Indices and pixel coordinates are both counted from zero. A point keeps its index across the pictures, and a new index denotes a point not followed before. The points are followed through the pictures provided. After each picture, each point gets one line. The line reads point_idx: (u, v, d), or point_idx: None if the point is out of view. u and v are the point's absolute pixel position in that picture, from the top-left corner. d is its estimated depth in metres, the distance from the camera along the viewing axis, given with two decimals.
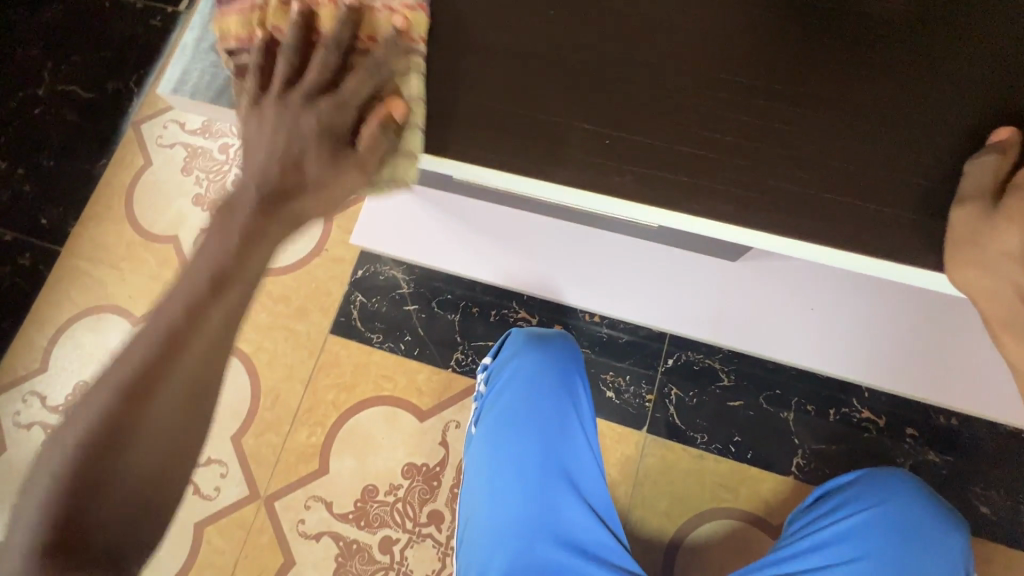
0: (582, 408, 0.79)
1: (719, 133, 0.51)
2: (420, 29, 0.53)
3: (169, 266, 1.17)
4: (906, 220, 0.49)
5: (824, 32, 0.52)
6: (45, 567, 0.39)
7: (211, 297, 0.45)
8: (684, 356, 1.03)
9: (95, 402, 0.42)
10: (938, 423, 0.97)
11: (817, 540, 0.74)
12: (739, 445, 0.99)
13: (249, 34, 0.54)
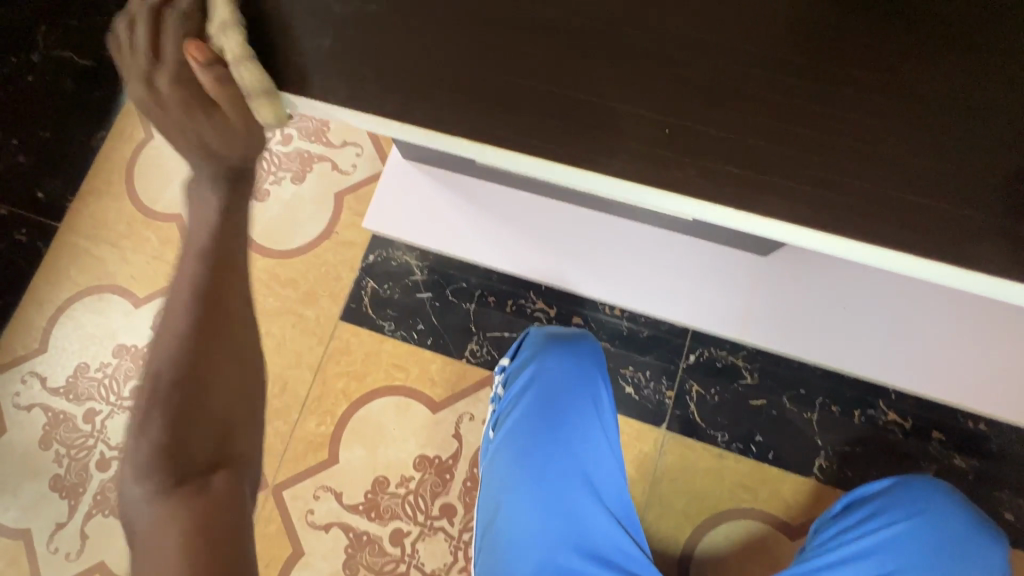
0: (605, 413, 0.76)
1: (790, 124, 0.46)
2: None
3: (171, 246, 1.12)
4: (986, 227, 0.44)
5: (911, 11, 0.46)
6: (179, 442, 0.48)
7: (215, 270, 0.52)
8: (706, 352, 1.00)
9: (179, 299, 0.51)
10: (965, 428, 0.95)
11: (845, 553, 0.70)
12: (760, 445, 0.97)
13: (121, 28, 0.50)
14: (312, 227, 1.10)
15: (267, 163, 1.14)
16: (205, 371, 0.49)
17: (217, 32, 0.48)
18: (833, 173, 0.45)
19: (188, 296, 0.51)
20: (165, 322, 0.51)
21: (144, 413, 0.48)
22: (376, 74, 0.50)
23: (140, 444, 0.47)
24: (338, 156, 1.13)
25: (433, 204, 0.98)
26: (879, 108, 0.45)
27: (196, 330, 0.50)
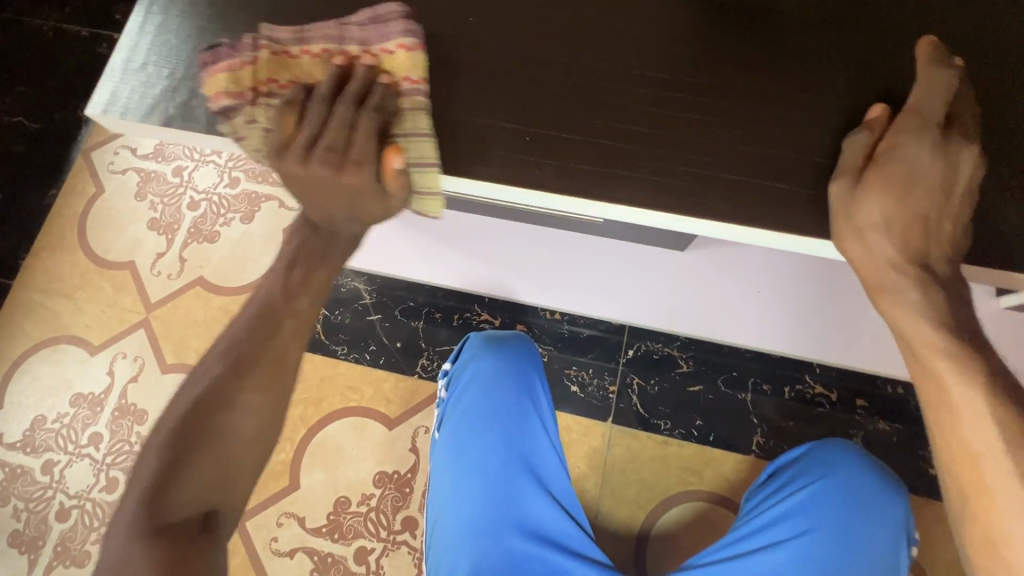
0: (541, 403, 0.81)
1: (633, 123, 0.53)
2: (415, 68, 0.54)
3: (126, 292, 1.15)
4: (807, 197, 0.51)
5: (727, 28, 0.55)
6: (173, 473, 0.48)
7: (268, 316, 0.55)
8: (643, 346, 1.06)
9: (237, 332, 0.55)
10: (886, 393, 1.02)
11: (766, 517, 0.71)
12: (702, 429, 1.02)
13: (240, 91, 0.54)
14: (262, 262, 1.15)
15: (216, 206, 1.19)
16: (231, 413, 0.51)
17: (412, 138, 0.53)
18: (681, 159, 0.52)
19: (241, 334, 0.54)
20: (223, 346, 0.54)
21: (170, 428, 0.50)
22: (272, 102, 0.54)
23: (148, 457, 0.49)
24: (284, 194, 1.19)
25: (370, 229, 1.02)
26: (713, 104, 0.53)
27: (239, 373, 0.52)
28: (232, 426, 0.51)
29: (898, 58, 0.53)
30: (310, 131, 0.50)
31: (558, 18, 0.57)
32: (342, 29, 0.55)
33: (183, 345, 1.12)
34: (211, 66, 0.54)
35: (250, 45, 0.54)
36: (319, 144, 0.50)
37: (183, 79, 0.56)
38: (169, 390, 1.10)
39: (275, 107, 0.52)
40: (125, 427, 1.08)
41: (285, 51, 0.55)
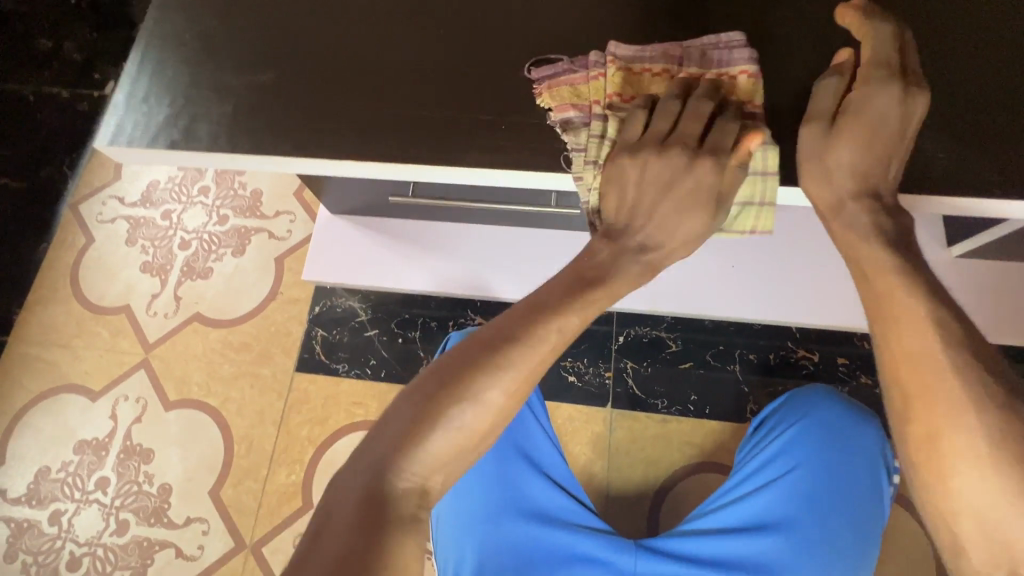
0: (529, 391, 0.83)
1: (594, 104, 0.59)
2: (756, 87, 0.57)
3: (123, 335, 1.17)
4: None
5: (665, 18, 0.62)
6: (412, 442, 0.46)
7: (541, 316, 0.52)
8: (632, 332, 1.11)
9: (513, 324, 0.52)
10: (863, 349, 1.08)
11: (749, 468, 0.76)
12: (697, 403, 1.07)
13: (589, 106, 0.58)
14: (257, 292, 1.19)
15: (207, 244, 1.23)
16: (473, 406, 0.48)
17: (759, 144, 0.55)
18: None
19: (515, 329, 0.51)
20: (497, 333, 0.51)
21: (425, 394, 0.48)
22: (267, 120, 0.59)
23: (397, 416, 0.48)
24: (273, 226, 1.23)
25: (359, 247, 1.08)
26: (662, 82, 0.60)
27: (496, 369, 0.49)
28: (473, 415, 0.48)
29: (814, 30, 0.61)
30: (673, 137, 0.55)
31: (514, 21, 0.63)
32: (685, 51, 0.59)
33: (184, 381, 1.13)
34: (551, 84, 0.59)
35: (600, 62, 0.59)
36: (679, 142, 0.54)
37: (182, 107, 0.61)
38: (174, 426, 1.10)
39: (630, 113, 0.56)
40: (133, 468, 1.08)
41: (630, 67, 0.58)
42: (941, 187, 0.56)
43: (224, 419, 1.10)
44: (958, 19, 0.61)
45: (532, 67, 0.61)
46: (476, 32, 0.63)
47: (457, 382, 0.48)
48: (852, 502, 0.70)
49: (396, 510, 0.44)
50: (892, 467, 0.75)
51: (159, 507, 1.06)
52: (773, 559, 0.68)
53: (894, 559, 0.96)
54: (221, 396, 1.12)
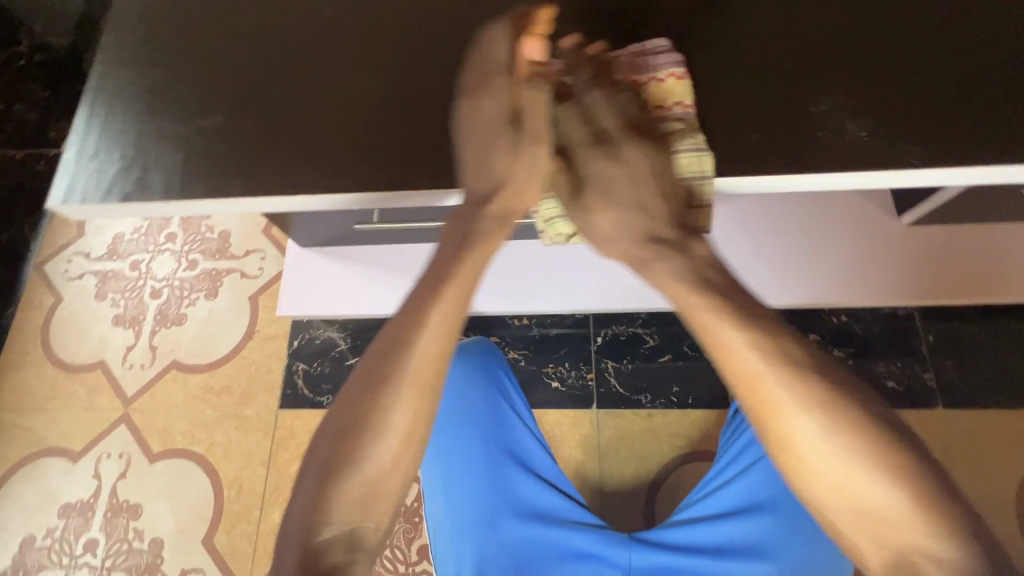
0: (512, 395, 0.87)
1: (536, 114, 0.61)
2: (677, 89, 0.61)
3: (100, 392, 1.15)
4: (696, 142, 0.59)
5: (595, 31, 0.65)
6: (325, 496, 0.47)
7: (415, 318, 0.51)
8: (610, 331, 1.13)
9: (386, 339, 0.51)
10: (832, 323, 1.11)
11: (734, 449, 0.77)
12: (680, 394, 1.09)
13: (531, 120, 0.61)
14: (234, 333, 1.18)
15: (179, 290, 1.22)
16: (377, 434, 0.48)
17: (676, 133, 0.60)
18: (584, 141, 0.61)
19: (394, 341, 0.51)
20: (377, 353, 0.51)
21: (328, 443, 0.49)
22: (218, 163, 0.60)
23: (307, 475, 0.48)
24: (244, 265, 1.23)
25: (331, 275, 1.09)
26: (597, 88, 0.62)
27: (386, 389, 0.49)
28: (380, 444, 0.48)
29: (736, 21, 0.64)
30: (501, 131, 0.57)
31: (449, 41, 0.64)
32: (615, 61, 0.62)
33: (167, 431, 1.12)
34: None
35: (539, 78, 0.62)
36: (507, 133, 0.57)
37: (133, 159, 0.61)
38: (160, 478, 1.09)
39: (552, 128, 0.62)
40: (121, 525, 1.06)
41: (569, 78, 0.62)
42: (877, 159, 0.56)
43: (211, 465, 1.09)
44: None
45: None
46: (415, 56, 0.64)
47: (369, 414, 0.49)
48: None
49: (327, 563, 0.46)
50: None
51: (152, 563, 1.04)
52: (762, 538, 0.70)
53: None
54: (206, 442, 1.11)
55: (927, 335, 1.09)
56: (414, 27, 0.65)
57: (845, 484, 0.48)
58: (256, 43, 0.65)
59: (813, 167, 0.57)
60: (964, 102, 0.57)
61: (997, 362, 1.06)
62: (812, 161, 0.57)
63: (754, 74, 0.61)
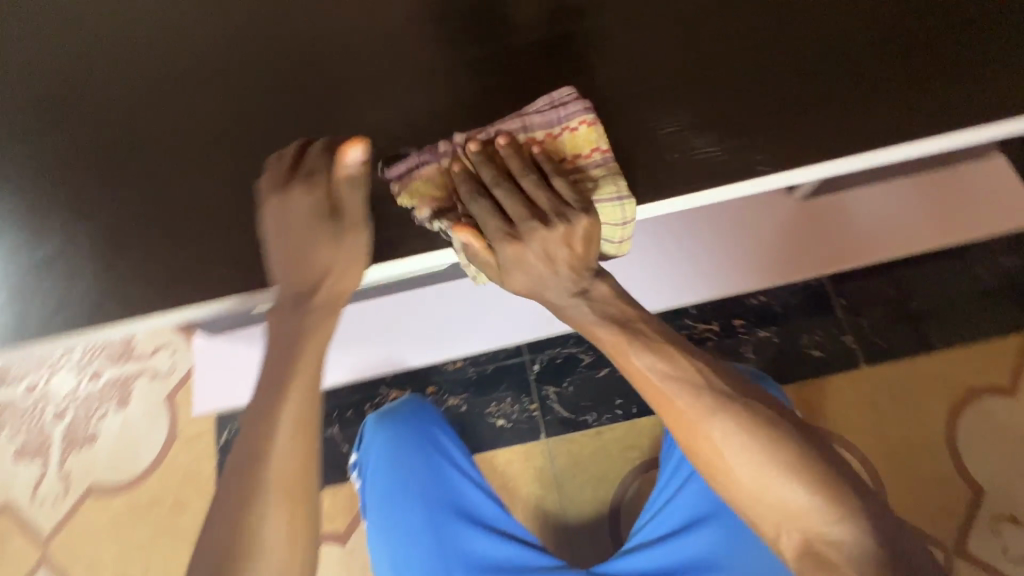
0: (450, 449, 0.84)
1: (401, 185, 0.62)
2: (591, 139, 0.62)
3: (13, 537, 1.05)
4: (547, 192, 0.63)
5: (446, 92, 0.66)
6: None
7: (268, 419, 0.49)
8: (545, 356, 1.13)
9: (246, 445, 0.49)
10: (752, 304, 1.14)
11: (672, 462, 0.79)
12: (624, 405, 1.09)
13: (447, 191, 0.61)
14: (154, 440, 1.10)
15: (85, 406, 1.12)
16: (251, 550, 0.46)
17: (600, 184, 0.60)
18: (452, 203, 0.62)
19: (255, 446, 0.48)
20: (241, 460, 0.48)
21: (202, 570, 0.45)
22: (95, 305, 0.61)
23: None
24: (154, 364, 1.14)
25: (233, 360, 1.06)
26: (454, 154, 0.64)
27: (254, 499, 0.47)
28: (260, 560, 0.46)
29: (583, 57, 0.66)
30: (320, 226, 0.55)
31: (308, 129, 0.65)
32: (526, 119, 0.62)
33: (97, 563, 1.03)
34: (407, 182, 0.62)
35: (450, 145, 0.62)
36: (326, 227, 0.56)
37: None
38: None
39: (468, 192, 0.58)
40: None
41: (484, 140, 0.61)
42: (718, 178, 0.62)
43: None
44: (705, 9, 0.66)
45: (387, 164, 0.64)
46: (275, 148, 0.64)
47: (241, 531, 0.46)
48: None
49: None
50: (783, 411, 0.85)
51: None
52: (711, 552, 0.72)
53: None
54: (144, 566, 1.03)
55: (840, 299, 1.13)
56: (266, 119, 0.65)
57: (756, 486, 0.56)
58: (104, 165, 0.63)
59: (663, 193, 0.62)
60: (790, 109, 0.63)
61: (905, 313, 1.12)
62: (665, 188, 0.62)
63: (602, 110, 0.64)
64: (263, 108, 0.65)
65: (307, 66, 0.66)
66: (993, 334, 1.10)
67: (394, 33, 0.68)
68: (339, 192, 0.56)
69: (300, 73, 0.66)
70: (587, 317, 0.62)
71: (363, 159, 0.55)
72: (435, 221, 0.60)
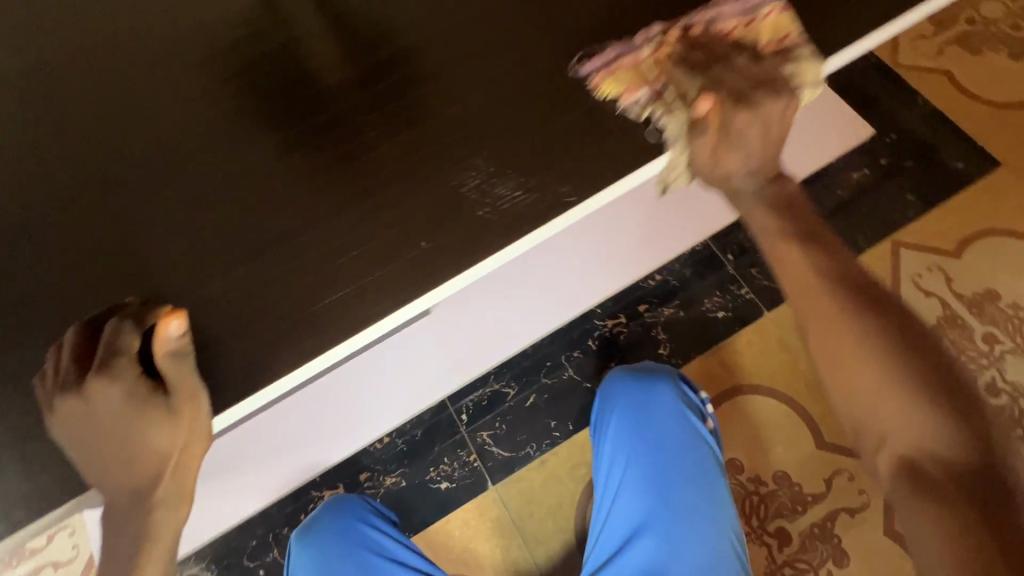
0: (378, 540, 0.84)
1: (226, 319, 0.59)
2: (785, 23, 0.66)
3: None
4: (377, 276, 0.60)
5: (252, 207, 0.63)
6: None
7: None
8: (470, 402, 1.09)
9: None
10: (652, 286, 1.15)
11: (604, 472, 0.92)
12: (560, 426, 1.07)
13: (654, 77, 0.65)
14: None
15: None
16: None
17: (802, 64, 0.64)
18: (291, 316, 0.59)
19: None
20: None
21: None
22: None
23: None
24: (51, 553, 1.01)
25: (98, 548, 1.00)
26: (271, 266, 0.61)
27: None
28: None
29: (393, 127, 0.66)
30: (143, 411, 0.48)
31: (121, 278, 0.61)
32: (719, 8, 0.67)
33: None
34: (610, 69, 0.66)
35: (657, 33, 0.67)
36: (151, 410, 0.48)
37: None
38: None
39: (686, 77, 0.63)
40: None
41: (690, 30, 0.67)
42: (538, 218, 0.61)
43: None
44: (498, 57, 0.69)
45: (580, 62, 0.68)
46: (84, 309, 0.59)
47: None
48: (675, 459, 0.88)
49: None
50: (693, 402, 0.95)
51: None
52: (656, 538, 0.83)
53: (777, 442, 1.04)
54: None
55: (727, 256, 1.16)
56: (67, 290, 0.60)
57: (876, 396, 0.49)
58: None
59: (486, 251, 0.60)
60: (597, 128, 0.65)
61: None
62: (493, 243, 0.60)
63: (413, 181, 0.63)
64: (67, 269, 0.61)
65: (107, 212, 0.63)
66: (867, 245, 1.16)
67: (197, 153, 0.66)
68: (160, 366, 0.49)
69: (100, 221, 0.63)
70: (751, 204, 0.60)
71: (184, 330, 0.50)
72: (648, 108, 0.65)
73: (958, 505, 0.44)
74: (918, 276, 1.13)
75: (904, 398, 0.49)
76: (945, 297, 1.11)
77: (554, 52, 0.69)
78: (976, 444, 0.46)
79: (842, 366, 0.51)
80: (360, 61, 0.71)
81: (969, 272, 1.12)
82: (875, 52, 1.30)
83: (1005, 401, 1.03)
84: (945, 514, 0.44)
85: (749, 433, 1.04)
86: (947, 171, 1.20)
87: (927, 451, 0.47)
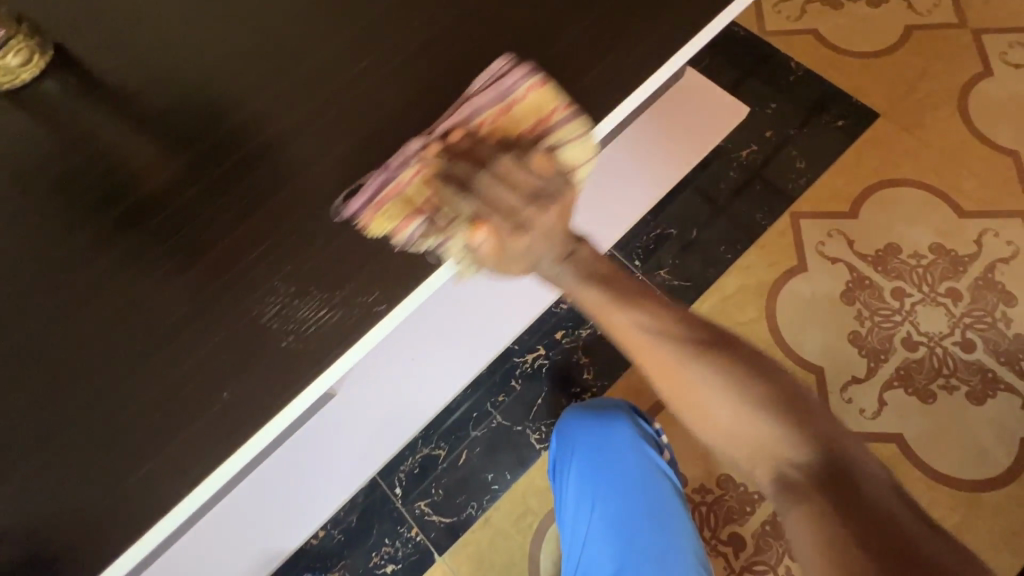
0: None
1: (48, 505, 0.53)
2: (552, 96, 0.61)
3: None
4: (209, 422, 0.55)
5: (57, 368, 0.57)
6: None
7: None
8: (401, 474, 1.04)
9: None
10: (563, 311, 1.11)
11: (569, 517, 0.89)
12: (497, 478, 1.03)
13: (415, 208, 0.57)
14: None
15: None
16: None
17: (566, 139, 0.59)
18: (116, 487, 0.53)
19: None
20: None
21: None
22: None
23: None
24: None
25: None
26: (90, 430, 0.54)
27: None
28: None
29: (209, 247, 0.61)
30: None
31: None
32: (483, 94, 0.63)
33: None
34: (375, 207, 0.59)
35: (405, 163, 0.60)
36: None
37: None
38: None
39: (447, 201, 0.55)
40: None
41: (455, 129, 0.61)
42: (370, 321, 0.58)
43: None
44: (308, 148, 0.65)
45: (345, 201, 0.62)
46: None
47: None
48: (639, 498, 0.85)
49: None
50: (650, 435, 0.92)
51: None
52: None
53: None
54: None
55: (634, 263, 1.13)
56: None
57: (726, 419, 0.48)
58: None
59: (317, 370, 0.57)
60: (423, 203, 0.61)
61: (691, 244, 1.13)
62: (325, 356, 0.57)
63: (234, 305, 0.58)
64: None
65: None
66: (767, 222, 1.14)
67: None
68: None
69: None
70: (567, 280, 0.55)
71: None
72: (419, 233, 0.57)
73: (823, 499, 0.44)
74: (822, 244, 1.12)
75: (763, 416, 0.48)
76: (850, 261, 1.11)
77: (367, 130, 0.65)
78: (815, 447, 0.47)
79: (695, 403, 0.49)
80: (159, 174, 0.64)
81: (867, 230, 1.12)
82: (741, 23, 1.28)
83: (923, 353, 1.04)
84: (822, 521, 0.43)
85: (686, 441, 1.03)
86: (830, 131, 1.20)
87: (784, 458, 0.47)
